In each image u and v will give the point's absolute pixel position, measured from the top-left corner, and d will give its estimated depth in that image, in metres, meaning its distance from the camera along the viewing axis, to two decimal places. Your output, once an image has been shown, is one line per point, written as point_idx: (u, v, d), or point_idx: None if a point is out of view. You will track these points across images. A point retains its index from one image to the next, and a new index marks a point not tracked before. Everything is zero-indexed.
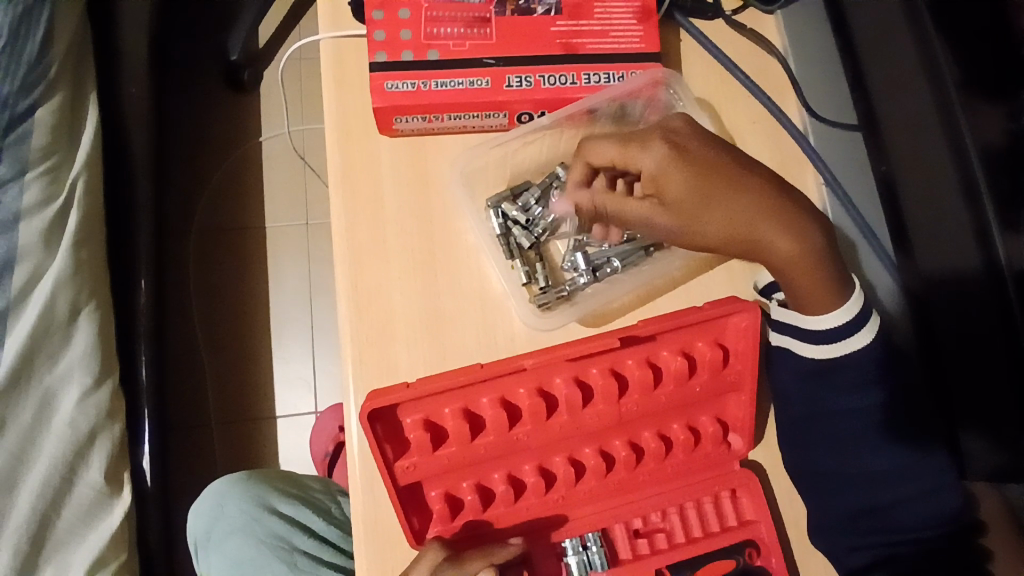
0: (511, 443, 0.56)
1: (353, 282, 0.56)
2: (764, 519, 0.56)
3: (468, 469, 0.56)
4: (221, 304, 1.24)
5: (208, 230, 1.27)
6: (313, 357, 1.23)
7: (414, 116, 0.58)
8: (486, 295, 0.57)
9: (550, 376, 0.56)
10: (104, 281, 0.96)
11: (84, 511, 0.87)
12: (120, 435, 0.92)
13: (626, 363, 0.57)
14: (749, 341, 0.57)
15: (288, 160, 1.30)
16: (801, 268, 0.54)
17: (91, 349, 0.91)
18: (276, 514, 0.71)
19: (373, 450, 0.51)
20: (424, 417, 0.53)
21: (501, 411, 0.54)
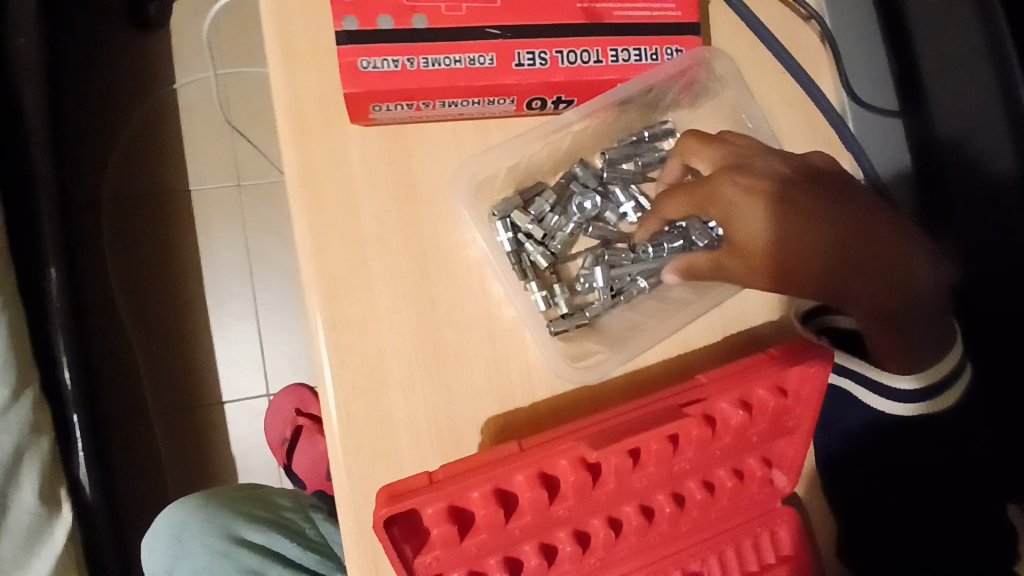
0: (550, 520, 0.51)
1: (335, 310, 0.53)
2: (801, 556, 0.56)
3: (500, 545, 0.50)
4: (148, 281, 1.10)
5: (123, 197, 1.10)
6: (260, 335, 1.11)
7: (396, 104, 0.54)
8: (490, 316, 0.55)
9: (601, 452, 0.48)
10: (9, 275, 0.79)
11: (21, 539, 0.76)
12: (50, 451, 0.80)
13: (683, 428, 0.51)
14: (817, 390, 0.52)
15: (212, 112, 1.12)
16: (889, 325, 0.52)
17: (7, 359, 0.75)
18: (246, 545, 0.63)
19: (387, 554, 0.45)
20: (448, 508, 0.46)
21: (540, 491, 0.48)
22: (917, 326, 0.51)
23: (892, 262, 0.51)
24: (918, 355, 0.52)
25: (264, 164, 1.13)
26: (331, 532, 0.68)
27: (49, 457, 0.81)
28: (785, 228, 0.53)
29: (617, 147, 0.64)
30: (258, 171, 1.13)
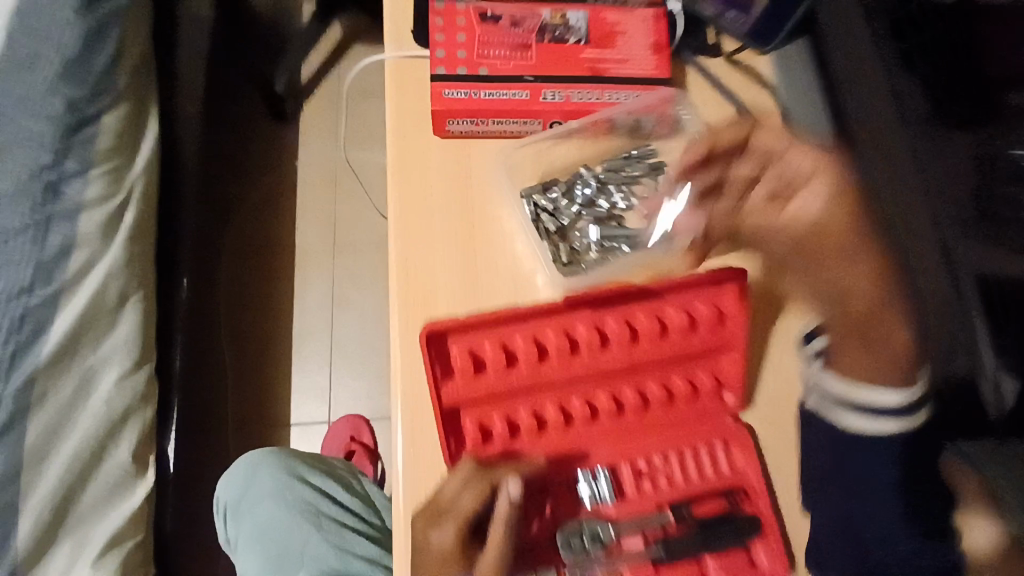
0: (539, 378, 0.62)
1: (405, 241, 0.66)
2: (763, 492, 0.60)
3: (502, 401, 0.62)
4: (246, 313, 1.32)
5: (241, 247, 1.37)
6: (330, 368, 1.31)
7: (464, 120, 0.69)
8: (517, 263, 0.67)
9: (575, 323, 0.63)
10: (150, 276, 1.03)
11: (109, 487, 0.90)
12: (151, 420, 0.96)
13: (637, 317, 0.64)
14: (739, 302, 0.65)
15: (320, 186, 1.42)
16: (856, 332, 0.51)
17: (133, 335, 0.97)
18: (303, 482, 0.76)
19: (425, 365, 0.60)
20: (468, 348, 0.61)
21: (531, 345, 0.62)
22: (898, 368, 0.49)
23: (851, 267, 0.50)
24: (887, 379, 0.50)
25: (354, 230, 1.39)
26: (369, 491, 0.81)
27: (148, 427, 0.96)
28: (805, 205, 0.55)
29: (615, 158, 0.73)
30: (348, 235, 1.39)
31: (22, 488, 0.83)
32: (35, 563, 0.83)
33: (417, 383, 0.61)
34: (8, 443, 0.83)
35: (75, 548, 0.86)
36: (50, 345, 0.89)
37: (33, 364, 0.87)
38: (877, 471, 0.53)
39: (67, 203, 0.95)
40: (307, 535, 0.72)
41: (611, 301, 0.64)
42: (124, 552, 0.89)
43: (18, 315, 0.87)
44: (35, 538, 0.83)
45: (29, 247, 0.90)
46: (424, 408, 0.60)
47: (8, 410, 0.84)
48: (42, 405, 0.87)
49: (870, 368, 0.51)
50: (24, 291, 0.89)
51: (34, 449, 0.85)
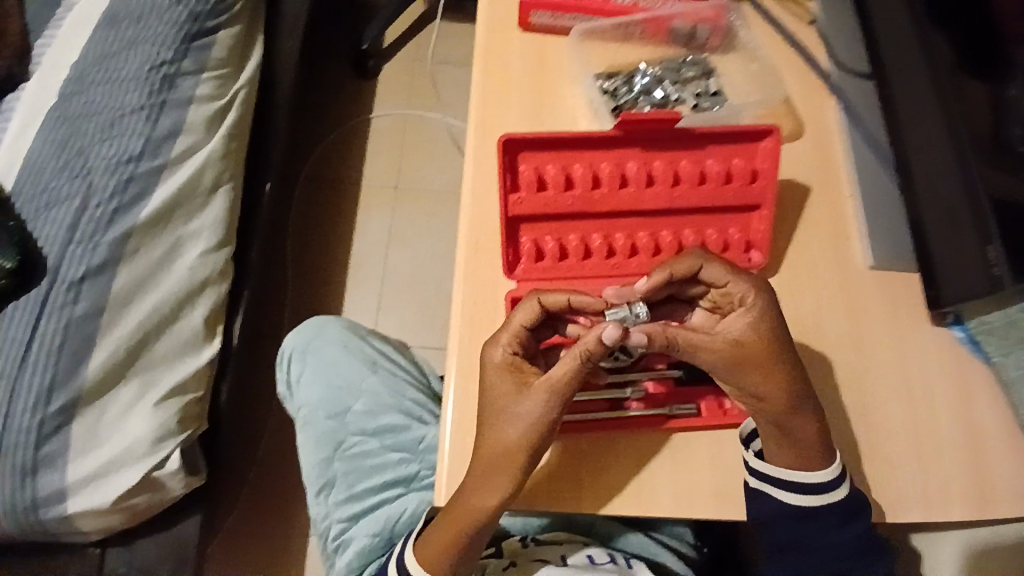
0: (591, 203, 0.65)
1: (485, 86, 0.72)
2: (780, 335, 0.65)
3: (557, 224, 0.66)
4: (312, 239, 1.41)
5: (315, 181, 1.46)
6: (380, 295, 1.36)
7: (546, 11, 0.74)
8: (582, 119, 0.72)
9: (627, 159, 0.66)
10: (238, 175, 1.16)
11: (180, 341, 1.00)
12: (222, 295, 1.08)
13: (682, 162, 0.67)
14: (775, 160, 0.66)
15: (392, 136, 1.49)
16: (775, 432, 0.58)
17: (221, 217, 1.09)
18: (364, 338, 0.87)
19: (498, 174, 0.64)
20: (535, 168, 0.65)
21: (588, 173, 0.65)
22: (810, 452, 0.58)
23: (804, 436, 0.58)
24: (814, 458, 0.58)
25: (419, 175, 1.46)
26: (420, 360, 0.91)
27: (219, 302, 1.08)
28: (727, 326, 0.58)
29: (670, 62, 0.77)
30: (412, 177, 1.46)
31: (100, 330, 0.92)
32: (97, 398, 0.91)
33: (485, 208, 0.67)
34: (98, 285, 0.93)
35: (145, 385, 0.95)
36: (148, 209, 1.00)
37: (132, 221, 0.98)
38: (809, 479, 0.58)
39: (178, 95, 1.07)
40: (364, 374, 0.83)
41: (661, 142, 0.66)
42: (186, 400, 0.99)
43: (124, 178, 0.99)
44: (103, 372, 0.91)
45: (143, 125, 1.02)
46: (490, 223, 0.66)
47: (103, 255, 0.94)
48: (134, 257, 0.97)
49: (795, 453, 0.58)
50: (131, 160, 1.00)
51: (121, 294, 0.95)
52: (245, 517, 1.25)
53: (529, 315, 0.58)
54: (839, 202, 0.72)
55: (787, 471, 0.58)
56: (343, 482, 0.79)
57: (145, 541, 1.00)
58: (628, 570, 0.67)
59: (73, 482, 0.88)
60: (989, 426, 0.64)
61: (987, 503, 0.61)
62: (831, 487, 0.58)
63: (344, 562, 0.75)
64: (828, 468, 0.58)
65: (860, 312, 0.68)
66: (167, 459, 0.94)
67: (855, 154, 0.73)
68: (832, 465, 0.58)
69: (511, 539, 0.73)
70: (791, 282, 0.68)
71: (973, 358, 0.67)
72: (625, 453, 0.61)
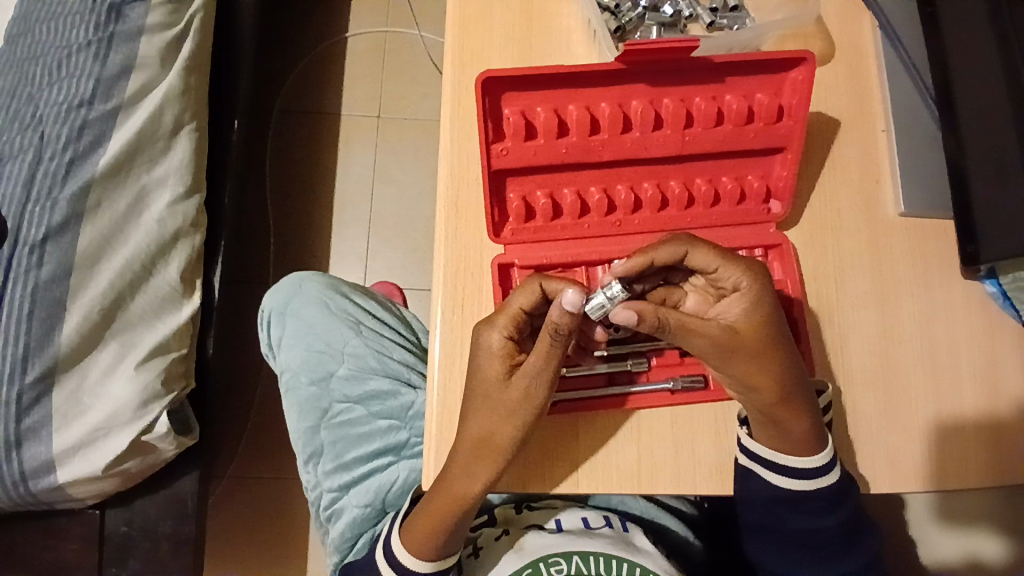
0: (589, 151, 0.57)
1: (463, 9, 0.61)
2: (798, 298, 0.59)
3: (548, 179, 0.59)
4: (290, 177, 1.24)
5: (290, 111, 1.26)
6: (369, 238, 1.22)
7: None
8: (575, 44, 0.62)
9: (631, 97, 0.57)
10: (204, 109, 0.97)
11: (156, 299, 0.88)
12: (198, 247, 0.94)
13: (696, 99, 0.58)
14: (806, 94, 0.56)
15: (373, 57, 1.28)
16: (766, 424, 0.53)
17: (188, 162, 0.93)
18: (346, 299, 0.80)
19: (477, 119, 0.55)
20: (521, 111, 0.56)
21: (584, 115, 0.56)
22: (804, 444, 0.54)
23: (802, 430, 0.53)
24: (805, 447, 0.54)
25: (402, 103, 1.27)
26: (408, 318, 0.85)
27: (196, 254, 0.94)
28: (723, 311, 0.54)
29: None
30: (395, 107, 1.26)
31: (69, 292, 0.81)
32: (76, 363, 0.82)
33: (465, 160, 0.59)
34: (61, 246, 0.81)
35: (123, 348, 0.85)
36: (105, 158, 0.85)
37: (89, 173, 0.84)
38: (795, 467, 0.55)
39: (128, 25, 0.89)
40: (348, 338, 0.78)
41: (671, 75, 0.57)
42: (169, 360, 0.87)
43: (78, 125, 0.85)
44: (77, 338, 0.81)
45: (92, 63, 0.86)
46: (473, 178, 0.58)
47: (63, 213, 0.82)
48: (95, 213, 0.84)
49: (781, 442, 0.54)
50: (82, 104, 0.85)
51: (85, 254, 0.83)
52: (245, 473, 1.14)
53: (526, 300, 0.52)
54: (872, 138, 0.63)
55: (777, 457, 0.54)
56: (330, 452, 0.76)
57: (143, 500, 0.91)
58: (625, 532, 0.64)
59: (60, 451, 0.80)
60: (1020, 392, 0.59)
61: (1011, 473, 0.58)
62: (821, 471, 0.54)
63: (337, 532, 0.73)
64: (820, 454, 0.53)
65: (886, 264, 0.61)
66: (155, 422, 0.85)
67: (890, 82, 0.64)
68: (823, 451, 0.54)
69: (505, 506, 0.68)
70: (812, 234, 0.61)
71: (1004, 316, 0.61)
72: (625, 428, 0.56)
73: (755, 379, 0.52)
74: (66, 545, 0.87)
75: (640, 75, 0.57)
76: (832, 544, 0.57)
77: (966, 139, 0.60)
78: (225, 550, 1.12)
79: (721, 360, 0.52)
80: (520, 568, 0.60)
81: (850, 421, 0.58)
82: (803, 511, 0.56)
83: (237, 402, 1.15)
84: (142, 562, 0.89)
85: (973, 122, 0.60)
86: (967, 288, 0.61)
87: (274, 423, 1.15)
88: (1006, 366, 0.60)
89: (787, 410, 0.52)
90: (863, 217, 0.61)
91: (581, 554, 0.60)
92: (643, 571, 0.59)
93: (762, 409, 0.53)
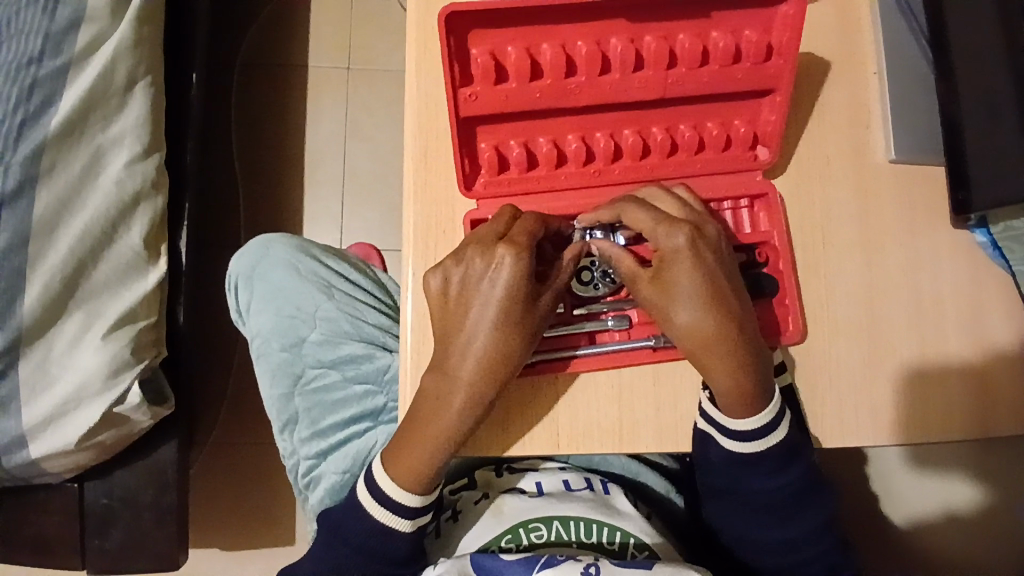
0: (563, 94, 0.53)
1: None
2: (783, 250, 0.57)
3: (521, 126, 0.56)
4: (257, 133, 1.18)
5: (254, 63, 1.19)
6: (343, 196, 1.18)
7: None
8: None
9: (609, 34, 0.54)
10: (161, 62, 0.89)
11: (119, 268, 0.83)
12: (162, 211, 0.88)
13: (679, 36, 0.54)
14: (796, 30, 0.53)
15: (340, 4, 1.21)
16: (736, 381, 0.51)
17: (145, 120, 0.85)
18: (316, 261, 0.77)
19: (443, 60, 0.51)
20: (490, 51, 0.52)
21: (559, 55, 0.53)
22: (760, 392, 0.51)
23: (761, 378, 0.51)
24: (756, 400, 0.52)
25: (373, 53, 1.20)
26: (384, 279, 0.82)
27: (160, 217, 0.88)
28: (674, 279, 0.51)
29: None
30: (367, 57, 1.20)
31: (28, 260, 0.76)
32: (40, 335, 0.78)
33: (434, 107, 0.55)
34: (16, 213, 0.76)
35: (88, 319, 0.80)
36: (55, 117, 0.79)
37: (42, 134, 0.78)
38: (750, 431, 0.53)
39: None
40: (319, 303, 0.74)
41: (653, 10, 0.53)
42: (137, 330, 0.83)
43: (27, 84, 0.78)
44: (39, 311, 0.77)
45: (38, 18, 0.79)
46: (443, 127, 0.55)
47: (16, 178, 0.76)
48: (51, 177, 0.78)
49: (740, 403, 0.51)
50: (31, 61, 0.78)
51: (41, 220, 0.77)
52: (225, 439, 1.12)
53: (527, 228, 0.51)
54: (862, 81, 0.60)
55: (728, 421, 0.52)
56: (306, 419, 0.74)
57: (122, 472, 0.88)
58: (606, 495, 0.63)
59: (31, 426, 0.78)
60: (1007, 344, 0.58)
61: (996, 426, 0.57)
62: (769, 429, 0.52)
63: (316, 499, 0.71)
64: (766, 410, 0.52)
65: (876, 213, 0.59)
66: (127, 393, 0.81)
67: (883, 19, 0.60)
68: (769, 407, 0.52)
69: (485, 468, 0.67)
70: (799, 182, 0.58)
71: (994, 265, 0.59)
72: (607, 389, 0.54)
73: (702, 317, 0.50)
74: (47, 518, 0.86)
75: (619, 10, 0.53)
76: (801, 505, 0.55)
77: (960, 84, 0.58)
78: (208, 516, 1.11)
79: (687, 300, 0.51)
80: (499, 534, 0.59)
81: (831, 373, 0.56)
82: (791, 471, 0.54)
83: (213, 368, 1.12)
84: (126, 535, 0.87)
85: (970, 63, 0.57)
86: (957, 237, 0.59)
87: (252, 389, 1.12)
88: (993, 319, 0.59)
89: (739, 358, 0.50)
90: (853, 164, 0.59)
91: (562, 519, 0.59)
92: (623, 536, 0.58)
93: (719, 365, 0.51)
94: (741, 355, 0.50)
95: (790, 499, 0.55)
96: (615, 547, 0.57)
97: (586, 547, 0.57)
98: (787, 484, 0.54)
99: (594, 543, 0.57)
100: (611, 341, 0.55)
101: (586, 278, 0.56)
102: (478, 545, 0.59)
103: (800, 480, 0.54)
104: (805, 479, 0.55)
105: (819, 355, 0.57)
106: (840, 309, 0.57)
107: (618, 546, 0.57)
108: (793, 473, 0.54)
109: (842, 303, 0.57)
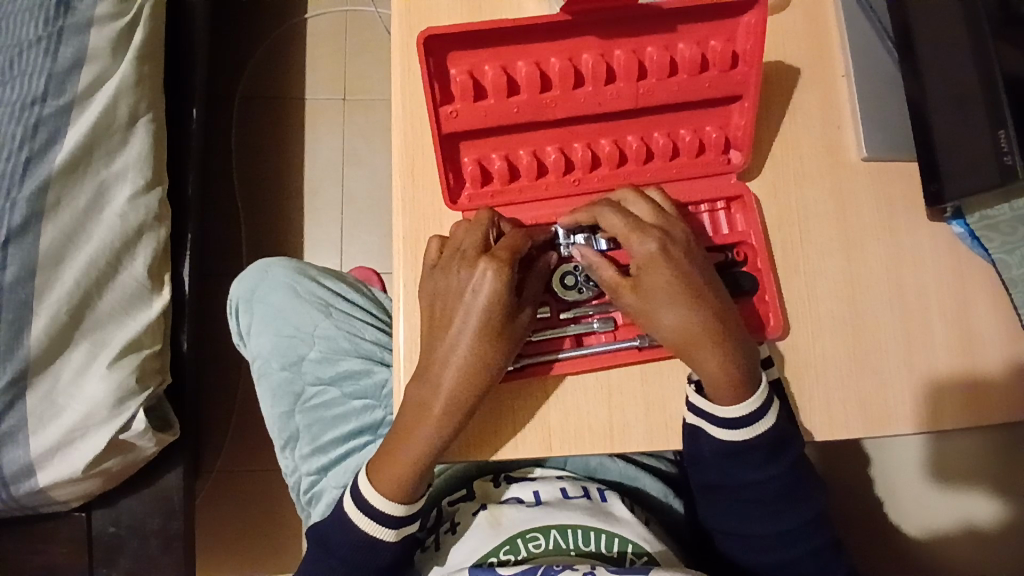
0: (540, 108, 0.56)
1: None
2: (759, 249, 0.59)
3: (502, 141, 0.58)
4: (257, 164, 1.21)
5: (253, 96, 1.23)
6: (343, 221, 1.20)
7: None
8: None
9: (581, 50, 0.56)
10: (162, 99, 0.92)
11: (124, 297, 0.85)
12: (165, 240, 0.90)
13: (648, 49, 0.57)
14: (760, 37, 0.55)
15: (335, 38, 1.25)
16: (727, 369, 0.52)
17: (146, 153, 0.88)
18: (313, 280, 0.79)
19: (423, 80, 0.53)
20: (468, 70, 0.55)
21: (533, 72, 0.55)
22: (746, 379, 0.53)
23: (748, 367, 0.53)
24: (743, 387, 0.53)
25: (369, 83, 1.24)
26: (380, 296, 0.84)
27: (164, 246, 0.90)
28: (656, 278, 0.53)
29: None
30: (362, 87, 1.24)
31: (35, 293, 0.79)
32: (46, 366, 0.79)
33: (418, 126, 0.58)
34: (23, 247, 0.79)
35: (94, 348, 0.82)
36: (60, 154, 0.82)
37: (46, 171, 0.80)
38: (741, 421, 0.53)
39: (77, 17, 0.84)
40: (317, 322, 0.77)
41: (623, 25, 0.56)
42: (143, 358, 0.85)
43: (32, 122, 0.81)
44: (47, 341, 0.79)
45: (42, 59, 0.82)
46: (427, 144, 0.57)
47: (23, 214, 0.79)
48: (57, 211, 0.81)
49: (730, 389, 0.53)
50: (36, 101, 0.81)
51: (48, 253, 0.80)
52: (231, 466, 1.13)
53: (512, 244, 0.53)
54: (832, 85, 0.62)
55: (717, 410, 0.53)
56: (307, 436, 0.75)
57: (128, 499, 0.89)
58: (603, 503, 0.63)
59: (38, 455, 0.79)
60: (990, 332, 0.60)
61: (985, 415, 0.58)
62: (758, 417, 0.53)
63: (318, 513, 0.72)
64: (756, 397, 0.53)
65: (851, 209, 0.61)
66: (132, 420, 0.82)
67: (849, 28, 0.63)
68: (758, 393, 0.53)
69: (484, 479, 0.68)
70: (773, 183, 0.60)
71: (972, 254, 0.61)
72: (596, 390, 0.55)
73: (685, 310, 0.53)
74: (53, 547, 0.86)
75: (590, 28, 0.55)
76: (795, 504, 0.56)
77: (928, 85, 0.60)
78: (215, 544, 1.12)
79: (671, 297, 0.53)
80: (497, 546, 0.58)
81: (816, 366, 0.58)
82: (783, 470, 0.55)
83: (217, 395, 1.13)
84: (132, 563, 0.87)
85: (935, 64, 0.60)
86: (934, 229, 0.61)
87: (256, 414, 1.13)
88: (976, 307, 0.60)
89: (727, 346, 0.52)
90: (826, 164, 0.61)
91: (559, 527, 0.59)
92: (621, 543, 0.58)
93: (709, 355, 0.52)
94: (727, 344, 0.52)
95: (782, 496, 0.56)
96: (614, 554, 0.58)
97: (584, 556, 0.57)
98: (776, 482, 0.55)
99: (593, 551, 0.58)
100: (598, 343, 0.56)
101: (569, 281, 0.57)
102: (475, 558, 0.58)
103: (790, 480, 0.55)
104: (795, 477, 0.55)
105: (803, 353, 0.58)
106: (822, 306, 0.59)
107: (616, 553, 0.58)
108: (784, 473, 0.55)
109: (822, 299, 0.59)
